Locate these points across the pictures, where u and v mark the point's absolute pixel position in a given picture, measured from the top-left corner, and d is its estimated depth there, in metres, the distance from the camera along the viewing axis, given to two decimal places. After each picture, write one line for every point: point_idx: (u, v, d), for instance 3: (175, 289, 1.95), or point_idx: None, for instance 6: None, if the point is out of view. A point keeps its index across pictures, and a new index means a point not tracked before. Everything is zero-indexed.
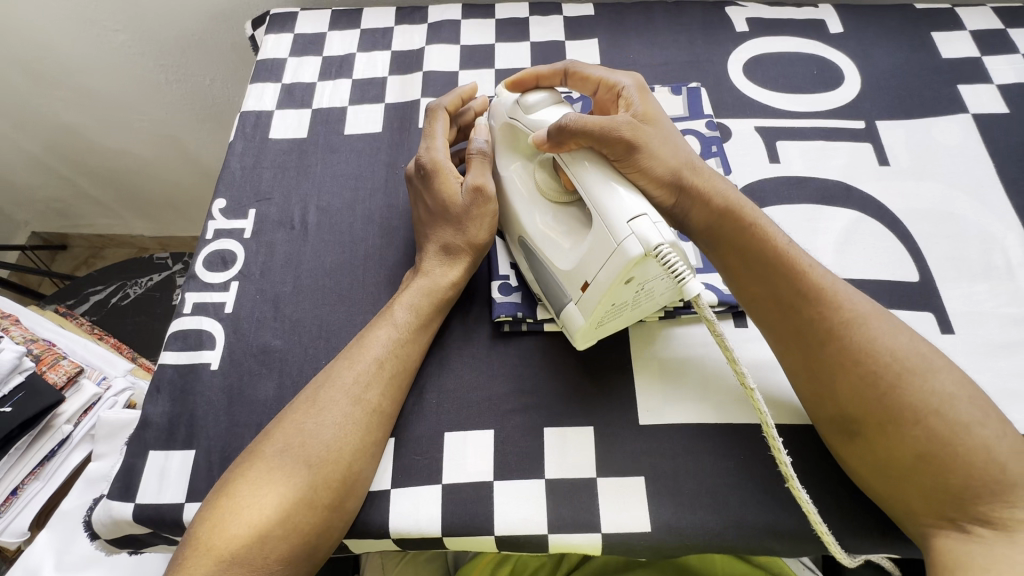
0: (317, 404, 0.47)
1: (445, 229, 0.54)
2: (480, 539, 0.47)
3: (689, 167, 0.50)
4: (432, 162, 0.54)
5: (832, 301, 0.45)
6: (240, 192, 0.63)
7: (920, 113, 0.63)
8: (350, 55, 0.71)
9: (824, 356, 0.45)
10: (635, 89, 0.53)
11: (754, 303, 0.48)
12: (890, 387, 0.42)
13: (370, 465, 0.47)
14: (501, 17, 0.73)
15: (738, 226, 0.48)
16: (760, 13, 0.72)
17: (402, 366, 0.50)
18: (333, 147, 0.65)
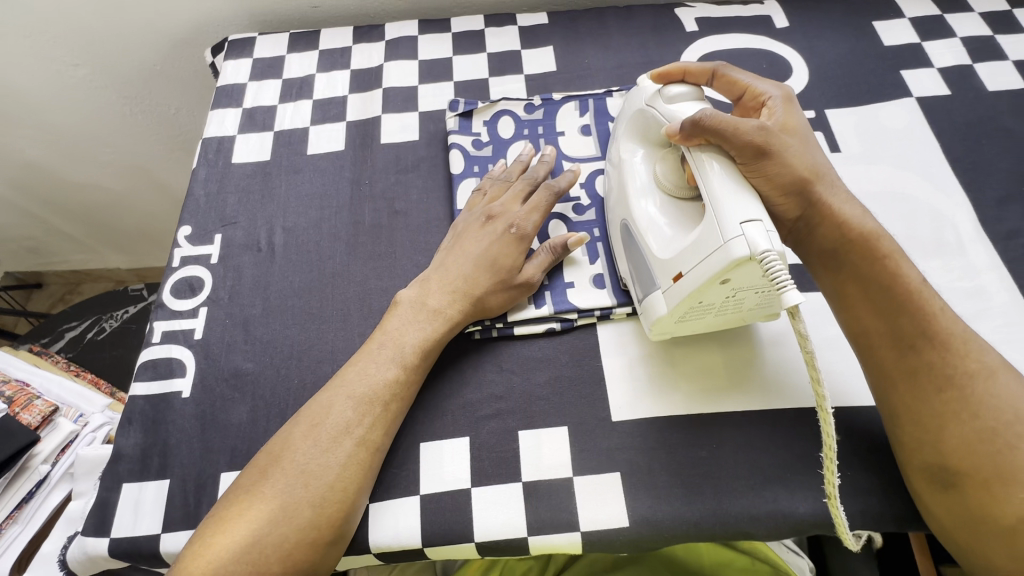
0: (308, 438, 0.46)
1: (488, 285, 0.52)
2: (461, 547, 0.47)
3: (820, 180, 0.49)
4: (523, 231, 0.54)
5: (957, 349, 0.45)
6: (205, 218, 0.63)
7: (867, 100, 0.65)
8: (309, 76, 0.72)
9: (932, 399, 0.44)
10: (782, 100, 0.52)
11: (868, 319, 0.48)
12: (1006, 445, 0.42)
13: (365, 495, 0.47)
14: (457, 31, 0.74)
15: (869, 248, 0.48)
16: (708, 12, 0.73)
17: (394, 398, 0.49)
18: (296, 168, 0.65)
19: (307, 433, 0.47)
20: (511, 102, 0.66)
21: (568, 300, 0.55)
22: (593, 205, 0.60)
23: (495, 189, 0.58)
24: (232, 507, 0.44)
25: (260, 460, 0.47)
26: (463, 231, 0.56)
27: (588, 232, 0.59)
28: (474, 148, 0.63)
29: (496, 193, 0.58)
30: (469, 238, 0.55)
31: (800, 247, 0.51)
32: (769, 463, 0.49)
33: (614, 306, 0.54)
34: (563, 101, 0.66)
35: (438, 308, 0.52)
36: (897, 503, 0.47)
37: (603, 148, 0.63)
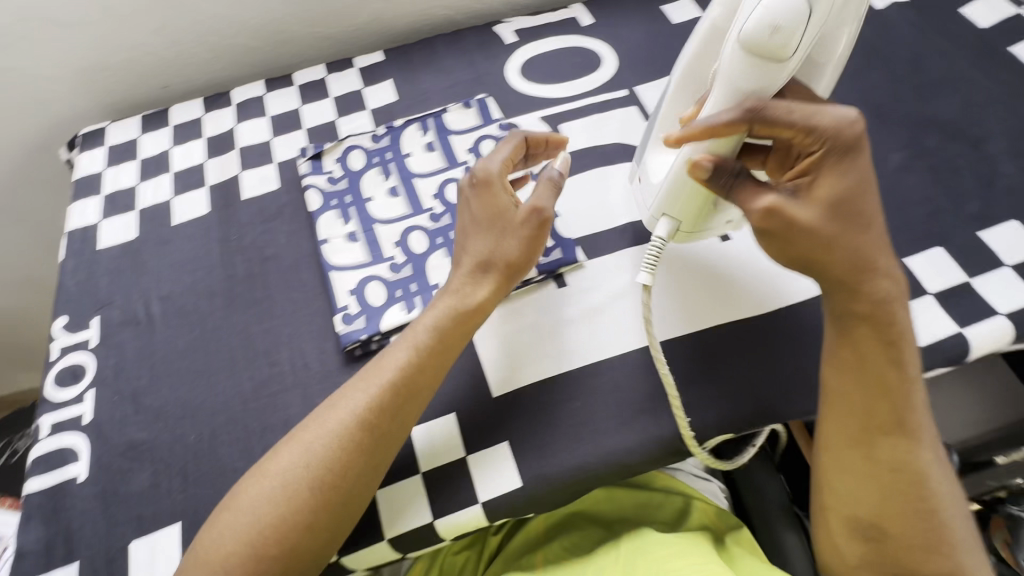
0: (317, 421, 0.50)
1: (483, 248, 0.54)
2: (379, 547, 0.51)
3: (843, 260, 0.45)
4: (487, 175, 0.55)
5: (920, 435, 0.47)
6: (80, 305, 0.64)
7: (667, 71, 0.75)
8: (165, 152, 0.75)
9: (884, 469, 0.47)
10: (844, 154, 0.44)
11: (850, 386, 0.48)
12: (929, 519, 0.46)
13: (371, 481, 0.49)
14: (300, 83, 0.79)
15: (878, 328, 0.47)
16: (523, 23, 0.82)
17: (408, 386, 0.51)
18: (164, 239, 0.68)
19: (321, 418, 0.50)
20: (357, 137, 0.71)
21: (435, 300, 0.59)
22: (446, 211, 0.65)
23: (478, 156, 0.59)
24: (249, 482, 0.48)
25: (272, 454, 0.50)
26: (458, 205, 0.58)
27: (445, 236, 0.64)
28: (328, 184, 0.68)
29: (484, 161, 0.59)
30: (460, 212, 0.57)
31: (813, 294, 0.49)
32: (632, 397, 0.54)
33: None
34: (405, 126, 0.72)
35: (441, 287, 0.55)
36: (742, 405, 0.54)
37: (447, 159, 0.69)
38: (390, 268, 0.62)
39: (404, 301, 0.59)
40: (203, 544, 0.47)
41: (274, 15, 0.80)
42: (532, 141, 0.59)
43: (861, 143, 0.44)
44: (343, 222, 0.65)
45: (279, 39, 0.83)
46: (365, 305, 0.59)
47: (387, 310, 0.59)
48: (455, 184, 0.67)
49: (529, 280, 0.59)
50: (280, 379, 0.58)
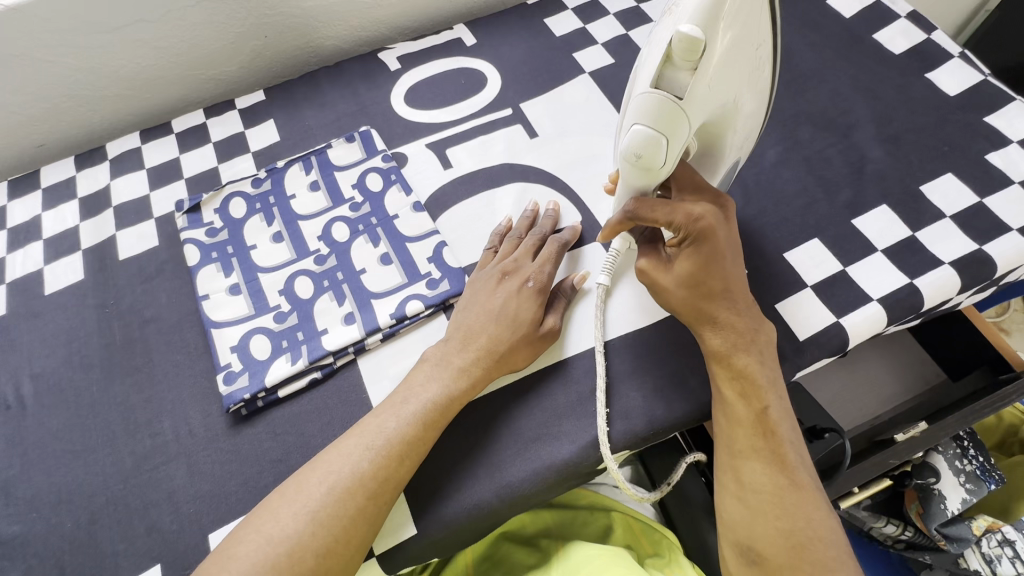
0: (327, 468, 0.48)
1: (507, 337, 0.53)
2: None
3: (701, 316, 0.50)
4: (541, 283, 0.56)
5: (790, 462, 0.47)
6: None
7: (551, 85, 0.75)
8: (35, 217, 0.71)
9: (751, 490, 0.47)
10: (700, 236, 0.48)
11: (719, 418, 0.50)
12: (798, 545, 0.44)
13: (363, 544, 0.47)
14: (179, 130, 0.76)
15: (729, 362, 0.49)
16: (407, 48, 0.81)
17: (411, 453, 0.49)
18: (36, 312, 0.64)
19: (324, 477, 0.48)
20: (237, 183, 0.69)
21: (321, 347, 0.57)
22: (332, 252, 0.64)
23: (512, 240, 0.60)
24: (243, 532, 0.46)
25: (262, 517, 0.47)
26: (479, 287, 0.57)
27: (331, 278, 0.62)
28: (208, 236, 0.65)
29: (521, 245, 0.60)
30: (480, 297, 0.56)
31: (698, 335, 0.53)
32: (527, 424, 0.53)
33: (364, 337, 0.58)
34: (288, 167, 0.70)
35: (431, 359, 0.54)
36: (636, 420, 0.53)
37: (331, 197, 0.67)
38: (275, 318, 0.60)
39: (290, 351, 0.57)
40: None
41: (143, 63, 0.77)
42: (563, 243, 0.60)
43: (716, 228, 0.48)
44: (224, 274, 0.63)
45: (154, 86, 0.80)
46: (248, 361, 0.57)
47: (272, 364, 0.57)
48: (341, 222, 0.66)
49: (419, 315, 0.59)
50: (163, 449, 0.55)
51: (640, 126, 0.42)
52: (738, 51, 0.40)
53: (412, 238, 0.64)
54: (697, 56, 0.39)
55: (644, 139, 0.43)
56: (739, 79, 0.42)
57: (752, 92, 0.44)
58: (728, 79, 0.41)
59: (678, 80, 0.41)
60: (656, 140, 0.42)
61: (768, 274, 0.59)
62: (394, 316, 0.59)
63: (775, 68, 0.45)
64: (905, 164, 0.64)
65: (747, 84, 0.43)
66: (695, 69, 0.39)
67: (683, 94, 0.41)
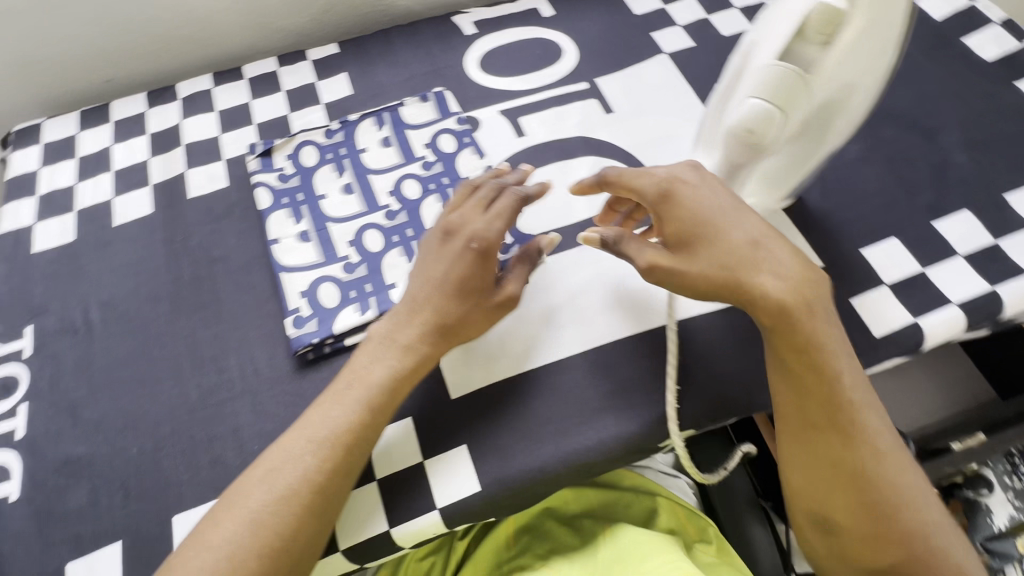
0: (271, 468, 0.46)
1: (453, 310, 0.51)
2: (335, 559, 0.49)
3: (741, 270, 0.46)
4: (487, 244, 0.51)
5: (863, 429, 0.46)
6: (13, 313, 0.60)
7: (628, 63, 0.74)
8: (105, 149, 0.71)
9: (834, 463, 0.46)
10: (678, 186, 0.49)
11: (780, 387, 0.48)
12: (884, 510, 0.45)
13: (308, 544, 0.45)
14: (250, 76, 0.76)
15: (790, 326, 0.45)
16: (482, 14, 0.80)
17: (358, 439, 0.48)
18: (104, 242, 0.64)
19: (265, 481, 0.46)
20: (309, 132, 0.69)
21: (390, 300, 0.57)
22: (403, 208, 0.63)
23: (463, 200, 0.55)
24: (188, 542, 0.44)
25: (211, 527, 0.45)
26: (427, 255, 0.53)
27: (401, 234, 0.62)
28: (279, 182, 0.65)
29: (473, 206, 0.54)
30: (424, 269, 0.53)
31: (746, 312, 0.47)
32: (593, 395, 0.53)
33: None
34: (360, 121, 0.69)
35: (376, 336, 0.52)
36: (701, 400, 0.53)
37: (403, 154, 0.67)
38: (344, 268, 0.59)
39: (358, 301, 0.57)
40: None
41: (220, 5, 0.76)
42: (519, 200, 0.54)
43: (698, 178, 0.49)
44: (294, 221, 0.63)
45: (227, 30, 0.79)
46: (318, 308, 0.57)
47: (341, 312, 0.57)
48: (412, 180, 0.65)
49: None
50: (228, 386, 0.55)
51: (757, 98, 0.42)
52: (873, 33, 0.40)
53: None
54: (833, 29, 0.39)
55: (760, 113, 0.42)
56: (866, 68, 0.42)
57: (872, 87, 0.44)
58: (856, 62, 0.41)
59: (808, 54, 0.41)
60: (772, 113, 0.42)
61: (846, 268, 0.58)
62: None
63: (894, 67, 0.45)
64: (989, 172, 0.62)
65: (871, 77, 0.43)
66: (829, 43, 0.40)
67: (811, 69, 0.41)
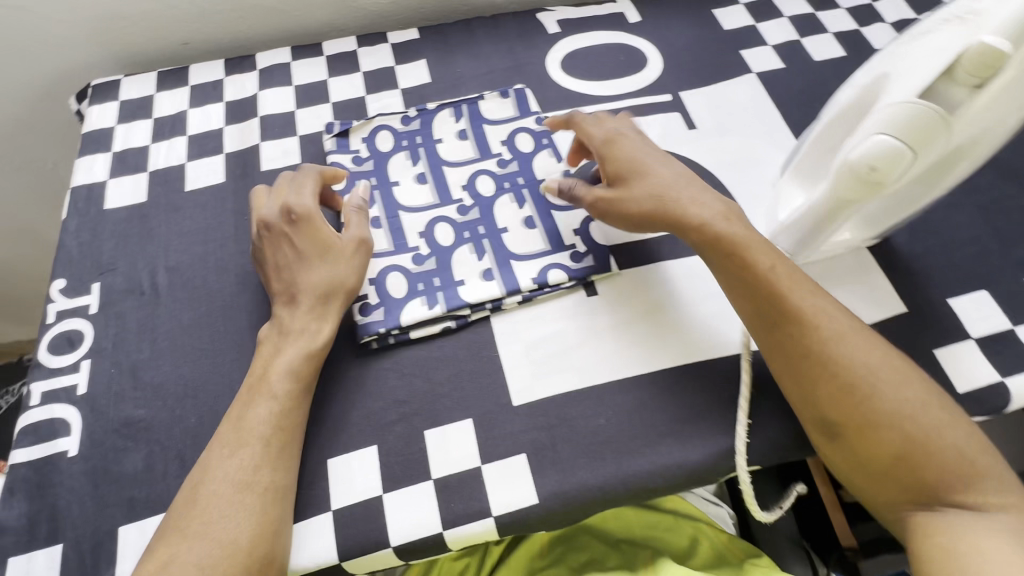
0: (204, 489, 0.45)
1: (325, 273, 0.54)
2: (351, 562, 0.48)
3: (671, 200, 0.54)
4: (304, 211, 0.56)
5: (813, 321, 0.49)
6: (81, 268, 0.60)
7: (715, 79, 0.72)
8: (181, 112, 0.71)
9: (804, 361, 0.49)
10: (620, 135, 0.59)
11: (735, 301, 0.52)
12: (866, 396, 0.47)
13: (273, 542, 0.45)
14: (330, 54, 0.75)
15: (718, 244, 0.52)
16: (567, 14, 0.78)
17: (288, 430, 0.49)
18: (175, 206, 0.64)
19: (202, 501, 0.45)
20: (386, 117, 0.68)
21: (458, 298, 0.56)
22: (476, 204, 0.62)
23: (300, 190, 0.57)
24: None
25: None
26: (302, 226, 0.55)
27: (472, 230, 0.61)
28: (353, 164, 0.64)
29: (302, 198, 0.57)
30: (308, 242, 0.55)
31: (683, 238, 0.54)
32: (658, 419, 0.52)
33: (503, 297, 0.56)
34: (438, 110, 0.68)
35: (284, 297, 0.54)
36: (772, 437, 0.52)
37: (479, 149, 0.66)
38: (413, 259, 0.59)
39: (425, 295, 0.56)
40: None
41: None
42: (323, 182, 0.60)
43: (632, 131, 0.60)
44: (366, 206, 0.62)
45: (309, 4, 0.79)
46: (385, 297, 0.56)
47: (408, 304, 0.56)
48: (486, 176, 0.64)
49: (560, 285, 0.57)
50: None
51: (887, 135, 0.41)
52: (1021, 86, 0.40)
53: (559, 207, 0.62)
54: (986, 75, 0.39)
55: (888, 149, 0.41)
56: (1005, 120, 0.41)
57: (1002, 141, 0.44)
58: (997, 112, 0.41)
59: (951, 96, 0.40)
60: (901, 151, 0.41)
61: (931, 316, 0.56)
62: (536, 281, 0.57)
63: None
64: None
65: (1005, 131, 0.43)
66: (977, 89, 0.39)
67: (953, 111, 0.40)
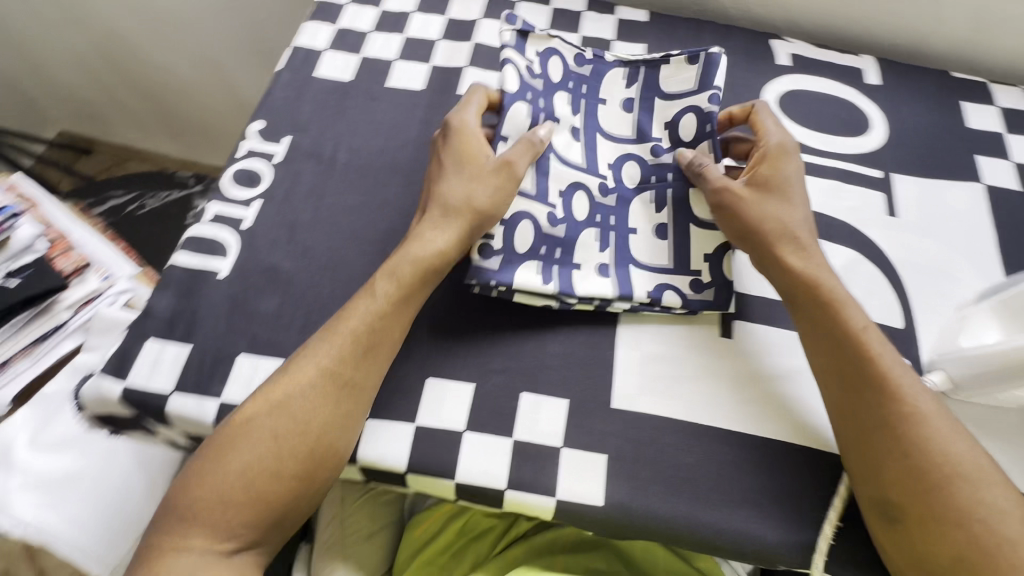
0: (289, 375, 0.48)
1: (459, 189, 0.54)
2: (412, 476, 0.50)
3: (793, 235, 0.54)
4: (458, 126, 0.56)
5: (897, 394, 0.47)
6: (279, 118, 0.65)
7: (936, 174, 0.66)
8: (406, 13, 0.74)
9: (875, 435, 0.47)
10: (780, 147, 0.57)
11: (821, 359, 0.51)
12: (936, 486, 0.44)
13: (342, 433, 0.48)
14: (557, 7, 0.75)
15: (815, 292, 0.52)
16: (804, 50, 0.74)
17: (376, 339, 0.50)
18: (373, 95, 0.67)
19: (282, 383, 0.48)
20: (564, 45, 0.62)
21: (570, 284, 0.54)
22: (615, 189, 0.59)
23: (464, 106, 0.57)
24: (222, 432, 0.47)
25: (219, 450, 0.47)
26: (455, 135, 0.56)
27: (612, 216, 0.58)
28: (526, 75, 0.59)
29: (464, 111, 0.57)
30: (451, 153, 0.55)
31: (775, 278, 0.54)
32: (748, 483, 0.50)
33: (614, 298, 0.55)
34: (612, 69, 0.63)
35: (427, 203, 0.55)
36: (858, 552, 0.48)
37: (641, 130, 0.61)
38: (547, 217, 0.56)
39: (541, 263, 0.55)
40: (181, 504, 0.46)
41: None
42: (491, 99, 0.60)
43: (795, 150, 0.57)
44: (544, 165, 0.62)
45: None
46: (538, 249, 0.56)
47: (523, 265, 0.54)
48: (634, 163, 0.60)
49: (670, 308, 0.56)
50: None
51: None
52: None
53: (701, 222, 0.57)
54: None
55: None
56: None
57: None
58: None
59: None
60: None
61: None
62: (651, 295, 0.55)
63: None
64: None
65: None
66: None
67: None
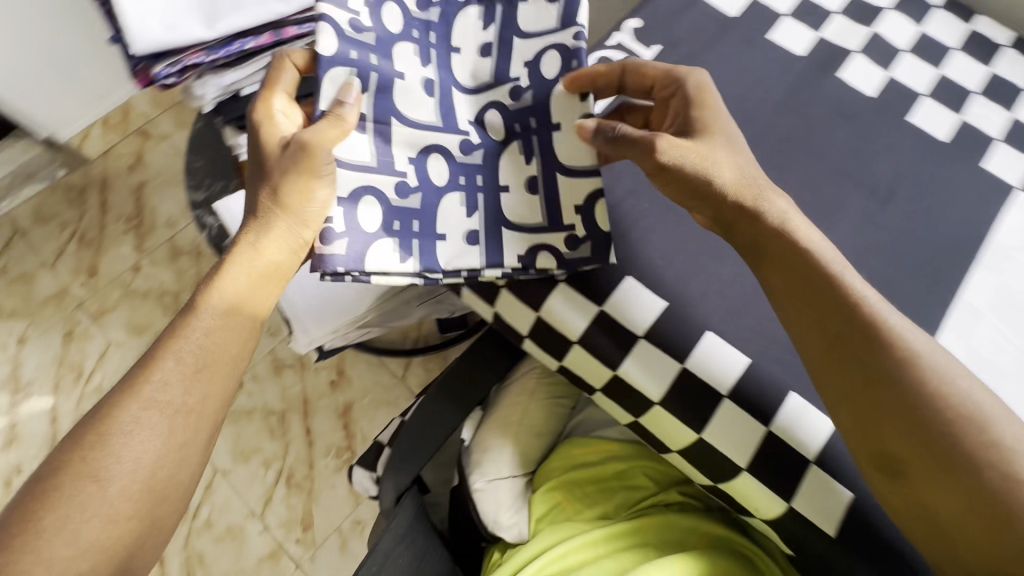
0: (110, 425, 0.45)
1: (260, 212, 0.53)
2: (658, 411, 0.56)
3: (767, 198, 0.52)
4: (264, 121, 0.54)
5: (880, 344, 0.48)
6: (654, 26, 0.65)
7: None
8: None
9: (865, 389, 0.48)
10: (693, 91, 0.55)
11: (805, 333, 0.51)
12: (920, 422, 0.46)
13: (199, 436, 0.48)
14: (976, 29, 0.67)
15: (811, 269, 0.50)
16: None
17: (221, 349, 0.50)
18: (750, 41, 0.64)
19: (128, 426, 0.45)
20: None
21: (499, 257, 0.56)
22: (482, 146, 0.57)
23: (274, 90, 0.55)
24: (46, 496, 0.42)
25: (53, 492, 0.42)
26: (258, 127, 0.54)
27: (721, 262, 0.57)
28: (349, 29, 0.53)
29: (267, 98, 0.55)
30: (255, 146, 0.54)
31: (758, 263, 0.53)
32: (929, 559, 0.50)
33: (482, 269, 0.56)
34: (465, 4, 0.58)
35: (261, 221, 0.53)
36: None
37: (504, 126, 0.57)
38: (397, 189, 0.55)
39: (400, 240, 0.54)
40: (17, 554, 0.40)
41: None
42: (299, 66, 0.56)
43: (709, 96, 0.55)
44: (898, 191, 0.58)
45: None
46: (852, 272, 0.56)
47: (379, 241, 0.54)
48: (440, 155, 0.56)
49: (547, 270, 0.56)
50: None
51: None
52: None
53: (574, 170, 0.56)
54: None
55: None
56: None
57: None
58: None
59: None
60: None
61: None
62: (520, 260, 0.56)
63: None
64: None
65: None
66: None
67: None
